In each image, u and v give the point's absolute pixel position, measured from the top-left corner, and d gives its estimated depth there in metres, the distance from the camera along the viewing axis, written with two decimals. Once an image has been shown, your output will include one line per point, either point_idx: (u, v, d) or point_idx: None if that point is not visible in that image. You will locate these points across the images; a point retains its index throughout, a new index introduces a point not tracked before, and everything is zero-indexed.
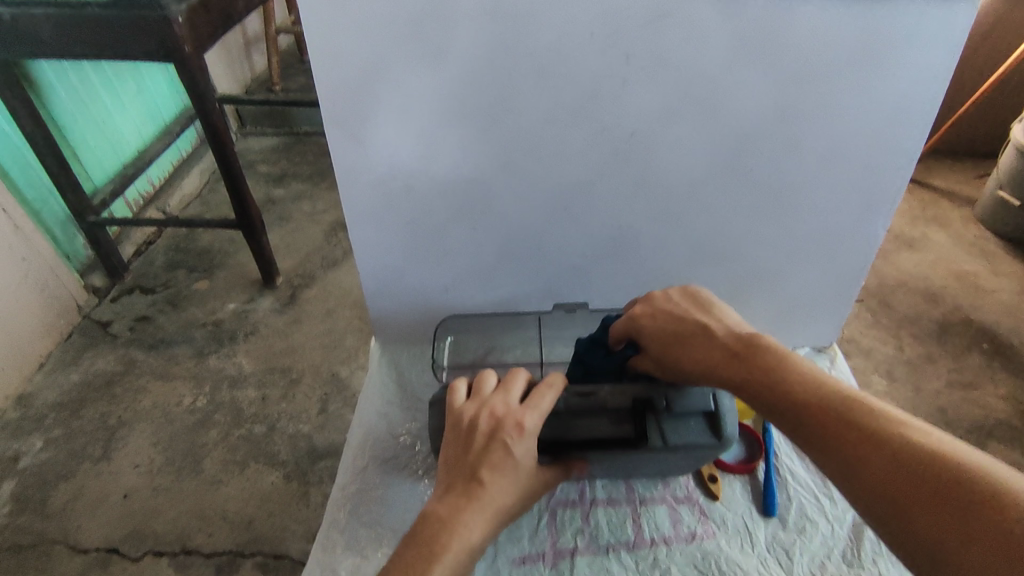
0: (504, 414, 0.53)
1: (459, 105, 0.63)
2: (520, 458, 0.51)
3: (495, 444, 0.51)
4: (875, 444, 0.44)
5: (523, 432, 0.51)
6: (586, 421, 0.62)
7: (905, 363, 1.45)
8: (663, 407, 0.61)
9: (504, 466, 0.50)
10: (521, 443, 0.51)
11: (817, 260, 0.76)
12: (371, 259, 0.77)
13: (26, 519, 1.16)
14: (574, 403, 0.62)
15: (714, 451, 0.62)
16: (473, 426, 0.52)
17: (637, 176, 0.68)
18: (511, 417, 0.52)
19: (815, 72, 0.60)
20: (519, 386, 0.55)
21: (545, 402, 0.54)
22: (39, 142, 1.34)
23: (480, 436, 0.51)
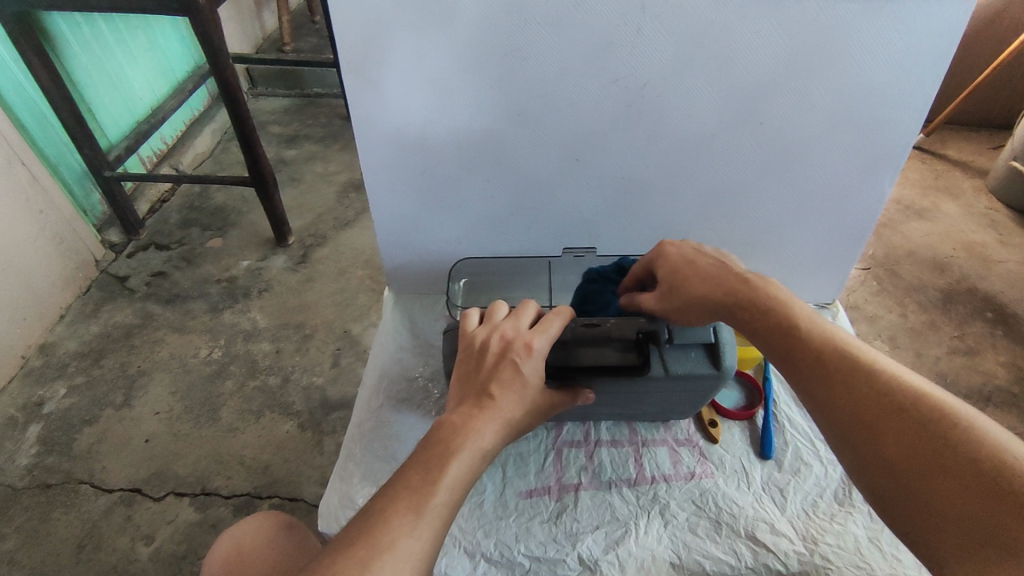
0: (514, 337, 0.55)
1: (474, 54, 0.64)
2: (528, 377, 0.54)
3: (505, 363, 0.54)
4: (860, 382, 0.47)
5: (531, 354, 0.54)
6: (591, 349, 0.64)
7: (908, 330, 1.47)
8: (666, 337, 0.63)
9: (512, 384, 0.53)
10: (529, 363, 0.54)
11: (824, 217, 0.78)
12: (387, 208, 0.79)
13: (53, 460, 1.21)
14: (580, 331, 0.64)
15: (714, 380, 0.64)
16: (485, 347, 0.55)
17: (649, 128, 0.70)
18: (520, 339, 0.55)
19: (828, 25, 0.60)
20: (529, 313, 0.58)
21: (554, 327, 0.56)
22: (55, 94, 1.36)
23: (492, 357, 0.54)
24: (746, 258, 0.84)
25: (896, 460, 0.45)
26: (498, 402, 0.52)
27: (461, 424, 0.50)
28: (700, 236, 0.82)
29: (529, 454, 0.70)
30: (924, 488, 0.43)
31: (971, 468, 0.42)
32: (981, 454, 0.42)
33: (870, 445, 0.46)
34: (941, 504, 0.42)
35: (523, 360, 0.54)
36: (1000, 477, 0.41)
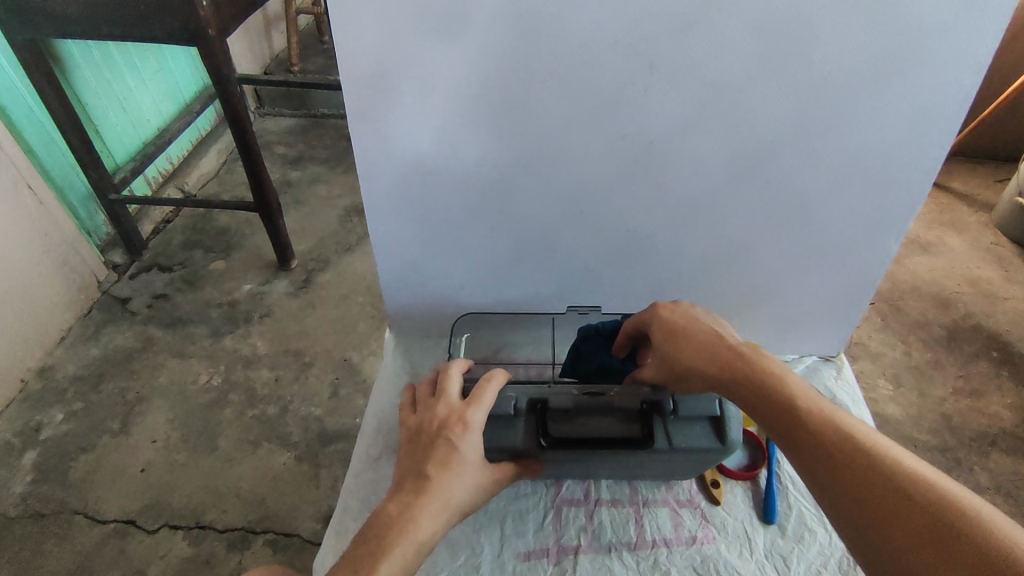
0: (448, 413, 0.58)
1: (481, 109, 0.64)
2: (467, 454, 0.56)
3: (440, 442, 0.56)
4: (855, 457, 0.47)
5: (469, 431, 0.56)
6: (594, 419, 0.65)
7: (912, 368, 1.45)
8: (670, 410, 0.64)
9: (452, 463, 0.55)
10: (464, 439, 0.56)
11: (830, 273, 0.77)
12: (390, 253, 0.79)
13: (49, 488, 1.21)
14: (584, 400, 0.65)
15: (718, 454, 0.65)
16: (427, 426, 0.58)
17: (655, 183, 0.69)
18: (453, 416, 0.57)
19: (836, 89, 0.60)
20: (454, 383, 0.61)
21: (487, 399, 0.59)
22: (63, 119, 1.36)
23: (429, 437, 0.57)
24: (751, 310, 0.83)
25: (899, 544, 0.43)
26: (438, 481, 0.54)
27: (415, 509, 0.52)
28: (704, 288, 0.81)
29: (527, 513, 0.69)
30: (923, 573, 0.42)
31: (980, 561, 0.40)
32: (983, 539, 0.41)
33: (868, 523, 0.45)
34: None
35: (458, 438, 0.56)
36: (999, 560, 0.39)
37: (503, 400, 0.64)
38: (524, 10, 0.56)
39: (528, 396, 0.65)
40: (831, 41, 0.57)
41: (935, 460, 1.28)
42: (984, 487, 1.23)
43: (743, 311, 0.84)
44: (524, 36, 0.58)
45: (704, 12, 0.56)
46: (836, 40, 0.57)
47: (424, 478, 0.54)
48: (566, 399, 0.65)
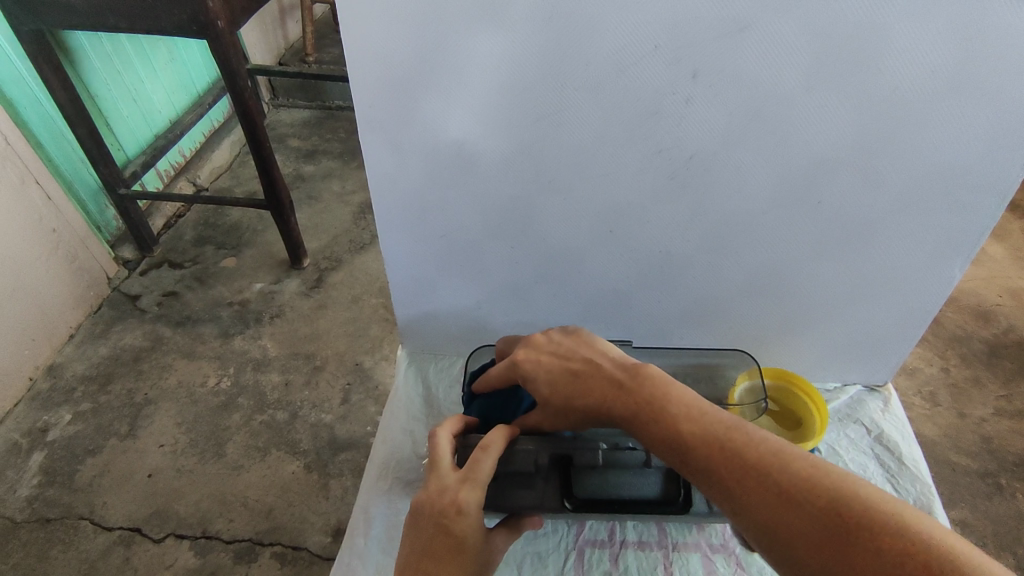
0: (440, 493, 0.53)
1: (504, 118, 0.58)
2: (465, 541, 0.52)
3: (435, 530, 0.52)
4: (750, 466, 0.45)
5: (466, 519, 0.52)
6: (628, 479, 0.64)
7: (950, 385, 1.38)
8: None
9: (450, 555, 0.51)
10: (461, 524, 0.52)
11: (880, 298, 0.71)
12: (404, 270, 0.74)
13: (55, 492, 1.18)
14: (617, 457, 0.63)
15: None
16: (420, 509, 0.53)
17: (693, 203, 0.63)
18: (447, 498, 0.52)
19: (903, 102, 0.54)
20: (445, 458, 0.56)
21: (483, 474, 0.53)
22: (72, 112, 1.32)
23: (423, 523, 0.52)
24: (791, 335, 0.78)
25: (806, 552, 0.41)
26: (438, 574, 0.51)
27: None
28: (741, 312, 0.76)
29: (548, 555, 0.67)
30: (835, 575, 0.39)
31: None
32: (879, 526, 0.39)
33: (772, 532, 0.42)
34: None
35: (454, 527, 0.52)
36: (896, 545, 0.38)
37: (526, 456, 0.63)
38: (553, 11, 0.51)
39: (552, 451, 0.63)
40: (901, 47, 0.51)
41: (975, 485, 1.21)
42: None
43: (783, 335, 0.78)
44: (554, 41, 0.52)
45: (758, 15, 0.50)
46: (907, 47, 0.50)
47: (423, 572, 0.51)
48: (594, 457, 0.63)
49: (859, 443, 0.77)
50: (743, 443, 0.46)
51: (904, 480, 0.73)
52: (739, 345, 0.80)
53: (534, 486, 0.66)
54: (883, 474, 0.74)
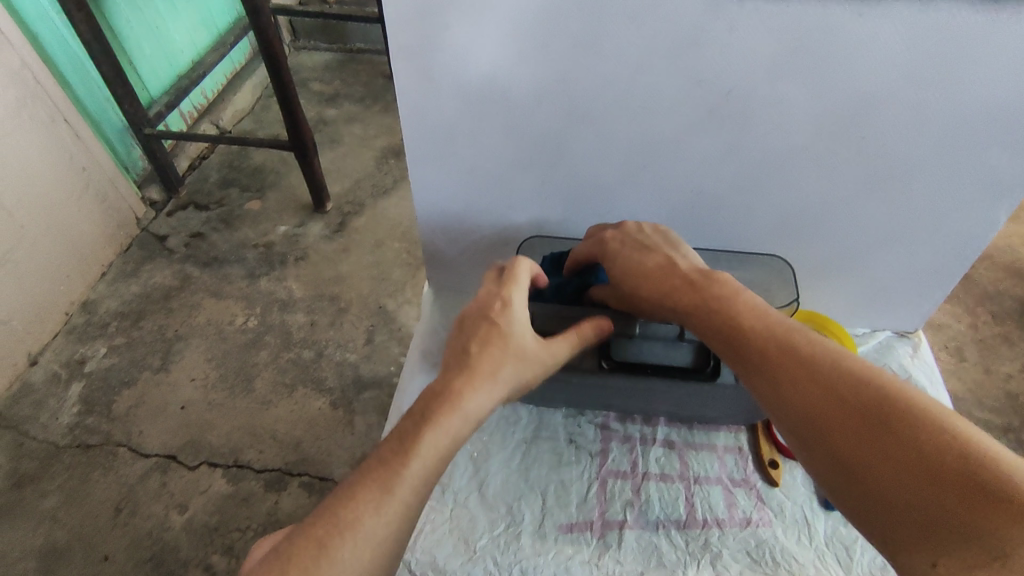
0: (488, 297, 0.57)
1: (538, 45, 0.56)
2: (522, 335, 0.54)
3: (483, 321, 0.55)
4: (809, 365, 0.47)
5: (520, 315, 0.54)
6: (662, 348, 0.65)
7: (978, 341, 1.36)
8: None
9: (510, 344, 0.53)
10: (506, 317, 0.55)
11: (917, 242, 0.70)
12: (433, 204, 0.74)
13: (94, 420, 1.24)
14: (652, 327, 0.64)
15: None
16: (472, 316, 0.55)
17: (731, 137, 0.62)
18: (495, 298, 0.56)
19: (962, 31, 0.51)
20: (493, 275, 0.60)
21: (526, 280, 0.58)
22: (96, 49, 1.31)
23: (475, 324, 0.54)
24: (823, 279, 0.77)
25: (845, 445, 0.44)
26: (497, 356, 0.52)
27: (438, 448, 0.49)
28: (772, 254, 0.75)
29: (571, 483, 0.69)
30: (866, 468, 0.43)
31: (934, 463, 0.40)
32: (925, 428, 0.42)
33: (810, 421, 0.46)
34: (927, 516, 0.40)
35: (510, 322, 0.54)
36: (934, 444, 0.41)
37: (563, 319, 0.66)
38: None
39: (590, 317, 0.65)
40: None
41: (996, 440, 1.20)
42: None
43: (814, 279, 0.77)
44: None
45: None
46: None
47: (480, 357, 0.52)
48: (631, 325, 0.64)
49: None
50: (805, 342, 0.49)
51: None
52: None
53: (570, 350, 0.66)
54: None
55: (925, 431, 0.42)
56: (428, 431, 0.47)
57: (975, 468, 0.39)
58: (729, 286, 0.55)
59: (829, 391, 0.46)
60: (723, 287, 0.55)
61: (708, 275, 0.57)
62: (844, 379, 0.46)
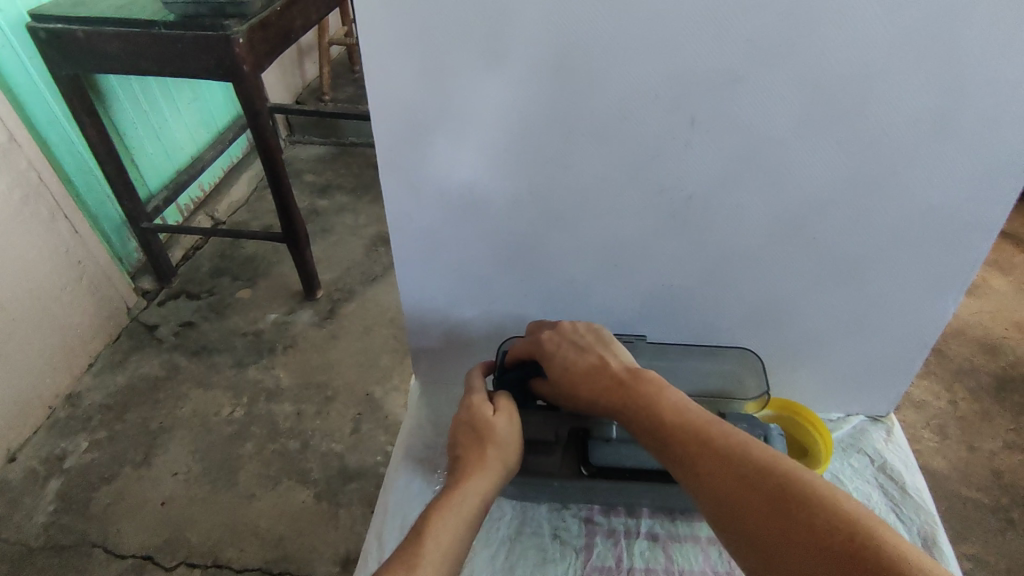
0: (476, 402, 0.65)
1: (513, 160, 0.62)
2: (514, 423, 0.64)
3: (475, 424, 0.63)
4: (722, 458, 0.52)
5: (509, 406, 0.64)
6: (638, 451, 0.71)
7: (959, 419, 1.38)
8: None
9: (504, 434, 0.62)
10: (494, 415, 0.63)
11: (878, 331, 0.74)
12: (418, 301, 0.77)
13: (70, 519, 1.20)
14: (628, 431, 0.70)
15: None
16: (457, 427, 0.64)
17: (694, 239, 0.67)
18: (482, 402, 0.65)
19: (888, 146, 0.57)
20: (477, 381, 0.69)
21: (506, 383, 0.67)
22: (101, 151, 1.38)
23: (464, 430, 0.63)
24: (792, 367, 0.80)
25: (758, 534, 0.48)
26: (494, 446, 0.61)
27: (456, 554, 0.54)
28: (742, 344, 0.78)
29: None
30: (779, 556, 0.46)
31: (829, 547, 0.44)
32: (821, 513, 0.46)
33: (728, 514, 0.50)
34: None
35: (497, 416, 0.63)
36: (830, 531, 0.45)
37: (547, 429, 0.71)
38: (561, 62, 0.55)
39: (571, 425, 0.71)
40: (885, 98, 0.54)
41: (986, 520, 1.20)
42: None
43: (784, 367, 0.80)
44: (561, 89, 0.56)
45: (751, 66, 0.54)
46: (890, 97, 0.54)
47: (479, 452, 0.60)
48: (608, 429, 0.70)
49: (862, 472, 0.77)
50: (718, 436, 0.54)
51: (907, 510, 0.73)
52: None
53: (553, 453, 0.71)
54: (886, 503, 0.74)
55: (822, 517, 0.46)
56: (444, 523, 0.54)
57: (865, 551, 0.43)
58: (653, 382, 0.59)
59: (746, 486, 0.50)
60: (647, 383, 0.59)
61: (635, 372, 0.61)
62: (753, 470, 0.50)
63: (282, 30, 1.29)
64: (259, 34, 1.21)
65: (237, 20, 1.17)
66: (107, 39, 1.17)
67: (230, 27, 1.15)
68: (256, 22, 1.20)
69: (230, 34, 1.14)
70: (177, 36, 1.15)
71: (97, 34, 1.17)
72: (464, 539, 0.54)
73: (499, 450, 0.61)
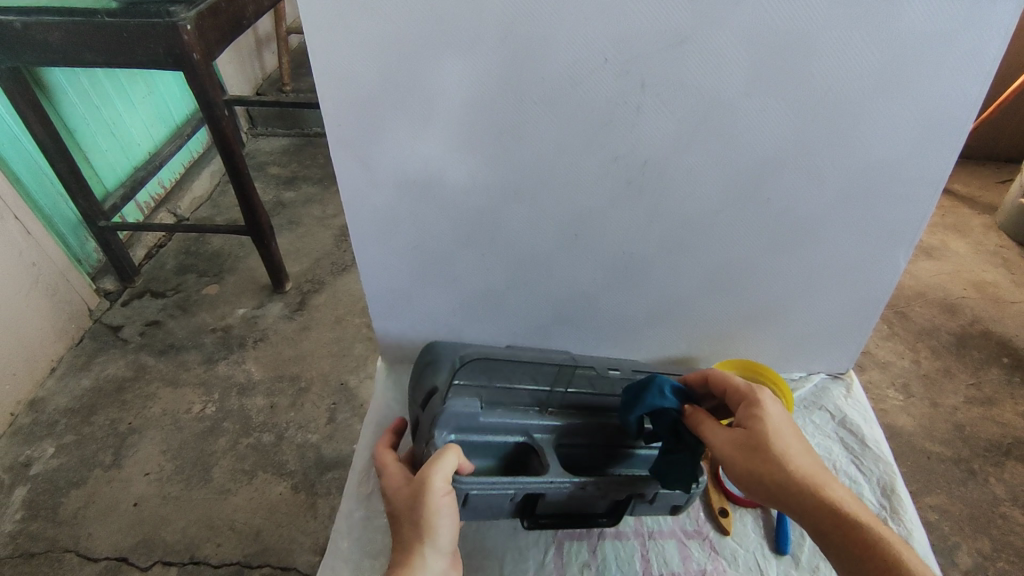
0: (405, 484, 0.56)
1: (467, 132, 0.61)
2: (437, 496, 0.53)
3: (402, 511, 0.55)
4: None
5: (431, 474, 0.53)
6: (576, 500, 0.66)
7: (922, 377, 1.42)
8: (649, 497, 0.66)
9: (427, 519, 0.52)
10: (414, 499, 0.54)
11: (833, 289, 0.75)
12: (379, 284, 0.76)
13: (39, 526, 1.17)
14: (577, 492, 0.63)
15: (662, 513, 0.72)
16: (392, 496, 0.57)
17: (651, 205, 0.67)
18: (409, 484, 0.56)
19: (836, 104, 0.58)
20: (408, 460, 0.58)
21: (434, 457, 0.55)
22: (50, 148, 1.33)
23: (394, 514, 0.56)
24: (753, 330, 0.82)
25: None
26: (419, 535, 0.53)
27: None
28: (703, 310, 0.79)
29: (528, 550, 0.69)
30: None
31: None
32: None
33: None
34: None
35: (417, 489, 0.54)
36: None
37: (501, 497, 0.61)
38: (509, 29, 0.54)
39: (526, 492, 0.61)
40: (830, 55, 0.55)
41: (950, 471, 1.24)
42: (1001, 499, 1.19)
43: (745, 330, 0.82)
44: (510, 57, 0.56)
45: (697, 27, 0.54)
46: (835, 54, 0.55)
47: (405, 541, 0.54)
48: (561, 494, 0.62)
49: (823, 428, 0.81)
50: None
51: (866, 462, 0.76)
52: (702, 340, 0.84)
53: (502, 509, 0.63)
54: (847, 456, 0.77)
55: None
56: None
57: None
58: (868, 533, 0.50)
59: None
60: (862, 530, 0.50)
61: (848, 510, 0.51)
62: None
63: (232, 15, 1.25)
64: (208, 19, 1.17)
65: (184, 5, 1.13)
66: (47, 29, 1.11)
67: (177, 14, 1.10)
68: (204, 7, 1.16)
69: (177, 21, 1.09)
70: (120, 24, 1.10)
71: (36, 25, 1.11)
72: None
73: (424, 531, 0.53)
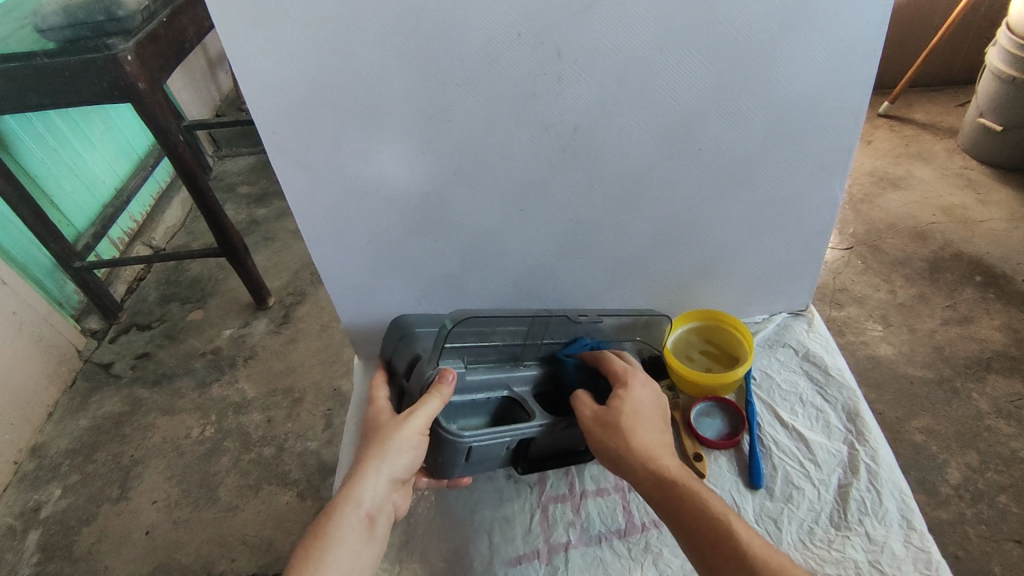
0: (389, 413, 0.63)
1: (400, 123, 0.63)
2: (412, 429, 0.60)
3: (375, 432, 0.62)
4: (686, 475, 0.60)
5: (417, 407, 0.61)
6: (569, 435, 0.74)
7: (898, 306, 1.44)
8: None
9: (392, 441, 0.59)
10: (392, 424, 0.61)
11: (778, 226, 0.78)
12: (341, 281, 0.78)
13: (56, 565, 1.20)
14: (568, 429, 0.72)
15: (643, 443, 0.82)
16: (371, 422, 0.64)
17: (588, 169, 0.69)
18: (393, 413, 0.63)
19: (750, 45, 0.60)
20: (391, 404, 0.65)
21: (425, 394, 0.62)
22: (13, 197, 1.34)
23: (367, 436, 0.63)
24: (709, 278, 0.84)
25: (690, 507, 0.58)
26: (380, 452, 0.59)
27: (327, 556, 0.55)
28: (658, 266, 0.81)
29: (515, 517, 0.75)
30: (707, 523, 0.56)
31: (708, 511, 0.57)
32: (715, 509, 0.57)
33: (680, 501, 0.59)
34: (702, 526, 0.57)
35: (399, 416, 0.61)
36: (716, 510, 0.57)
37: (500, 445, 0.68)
38: (419, 16, 0.55)
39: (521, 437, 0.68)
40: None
41: (934, 393, 1.27)
42: (986, 413, 1.23)
43: (703, 279, 0.84)
44: (425, 43, 0.57)
45: None
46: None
47: (366, 456, 0.60)
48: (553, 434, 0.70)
49: (788, 363, 0.85)
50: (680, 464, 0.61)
51: (831, 390, 0.80)
52: (666, 295, 0.86)
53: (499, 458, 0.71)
54: (813, 387, 0.81)
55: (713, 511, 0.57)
56: (324, 531, 0.56)
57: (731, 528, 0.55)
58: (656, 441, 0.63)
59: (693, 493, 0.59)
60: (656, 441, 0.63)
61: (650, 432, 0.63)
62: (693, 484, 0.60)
63: (173, 40, 1.25)
64: (149, 48, 1.17)
65: (121, 37, 1.13)
66: None
67: (117, 46, 1.11)
68: (143, 36, 1.16)
69: (117, 53, 1.10)
70: (61, 64, 1.10)
71: None
72: (342, 549, 0.56)
73: (387, 452, 0.59)
